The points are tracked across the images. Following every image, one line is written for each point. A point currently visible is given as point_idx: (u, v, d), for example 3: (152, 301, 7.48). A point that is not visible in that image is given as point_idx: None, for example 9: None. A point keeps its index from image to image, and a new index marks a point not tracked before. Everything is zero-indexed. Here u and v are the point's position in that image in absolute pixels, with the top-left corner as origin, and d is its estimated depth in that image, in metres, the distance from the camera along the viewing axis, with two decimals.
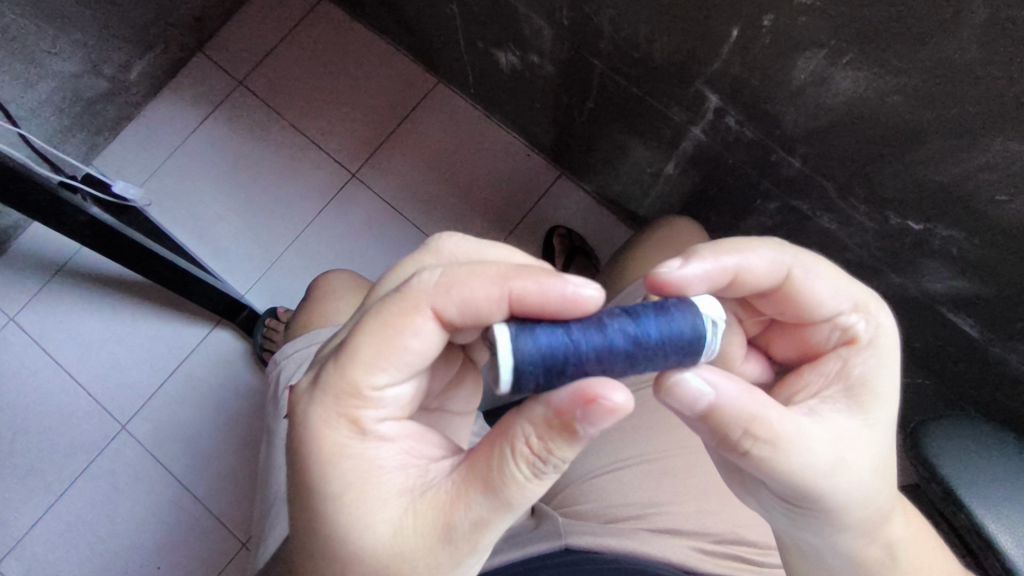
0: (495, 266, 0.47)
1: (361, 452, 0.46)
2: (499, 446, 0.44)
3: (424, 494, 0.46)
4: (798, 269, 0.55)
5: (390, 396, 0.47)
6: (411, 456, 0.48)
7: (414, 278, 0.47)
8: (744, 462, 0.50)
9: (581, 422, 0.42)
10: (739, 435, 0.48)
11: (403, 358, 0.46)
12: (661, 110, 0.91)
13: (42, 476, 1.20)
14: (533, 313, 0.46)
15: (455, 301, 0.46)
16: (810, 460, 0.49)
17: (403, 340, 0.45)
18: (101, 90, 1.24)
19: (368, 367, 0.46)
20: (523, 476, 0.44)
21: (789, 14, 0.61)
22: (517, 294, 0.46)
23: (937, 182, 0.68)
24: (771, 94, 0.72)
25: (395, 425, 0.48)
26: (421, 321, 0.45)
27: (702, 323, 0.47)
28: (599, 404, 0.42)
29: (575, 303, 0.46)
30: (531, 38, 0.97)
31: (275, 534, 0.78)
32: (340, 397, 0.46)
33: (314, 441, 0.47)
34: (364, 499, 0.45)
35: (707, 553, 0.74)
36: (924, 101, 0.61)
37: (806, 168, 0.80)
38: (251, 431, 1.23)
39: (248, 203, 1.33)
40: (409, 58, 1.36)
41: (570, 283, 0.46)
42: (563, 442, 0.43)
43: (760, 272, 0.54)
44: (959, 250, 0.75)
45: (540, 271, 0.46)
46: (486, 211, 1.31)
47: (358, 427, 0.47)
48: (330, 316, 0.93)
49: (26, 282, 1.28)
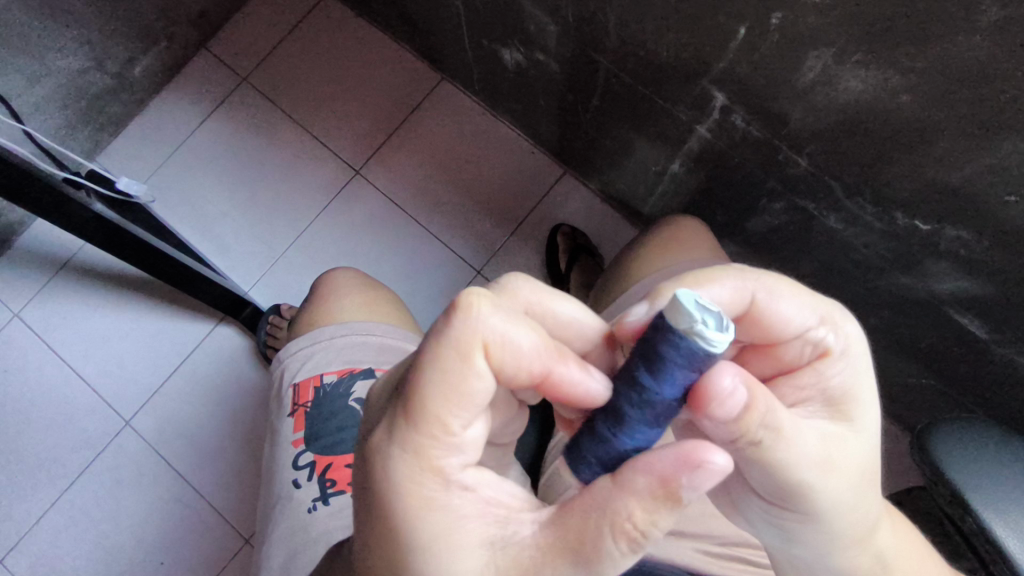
0: (545, 340, 0.46)
1: (446, 503, 0.45)
2: (596, 523, 0.43)
3: (506, 547, 0.46)
4: (761, 293, 0.52)
5: (468, 442, 0.45)
6: (490, 505, 0.47)
7: (473, 315, 0.42)
8: (745, 455, 0.49)
9: (687, 489, 0.41)
10: (756, 430, 0.47)
11: (472, 402, 0.43)
12: (667, 108, 0.90)
13: (46, 470, 1.21)
14: (559, 396, 0.47)
15: (502, 352, 0.44)
16: (807, 454, 0.49)
17: (468, 385, 0.43)
18: (105, 86, 1.25)
19: (439, 417, 0.43)
20: (620, 552, 0.43)
21: (797, 12, 0.60)
22: (554, 379, 0.46)
23: (946, 182, 0.68)
24: (777, 93, 0.72)
25: (475, 474, 0.47)
26: (479, 364, 0.43)
27: (687, 341, 0.41)
28: (703, 467, 0.41)
29: (584, 397, 0.47)
30: (536, 37, 0.97)
31: (282, 531, 0.78)
32: (421, 450, 0.44)
33: (398, 494, 0.45)
34: (447, 545, 0.45)
35: (712, 554, 0.75)
36: (936, 101, 0.60)
37: (812, 168, 0.80)
38: (255, 430, 1.23)
39: (250, 200, 1.33)
40: (413, 54, 1.35)
41: (592, 381, 0.47)
42: (666, 510, 0.42)
43: (722, 303, 0.51)
44: (967, 250, 0.74)
45: (575, 360, 0.47)
46: (490, 209, 1.31)
47: (442, 476, 0.45)
48: (332, 313, 0.92)
49: (31, 277, 1.28)
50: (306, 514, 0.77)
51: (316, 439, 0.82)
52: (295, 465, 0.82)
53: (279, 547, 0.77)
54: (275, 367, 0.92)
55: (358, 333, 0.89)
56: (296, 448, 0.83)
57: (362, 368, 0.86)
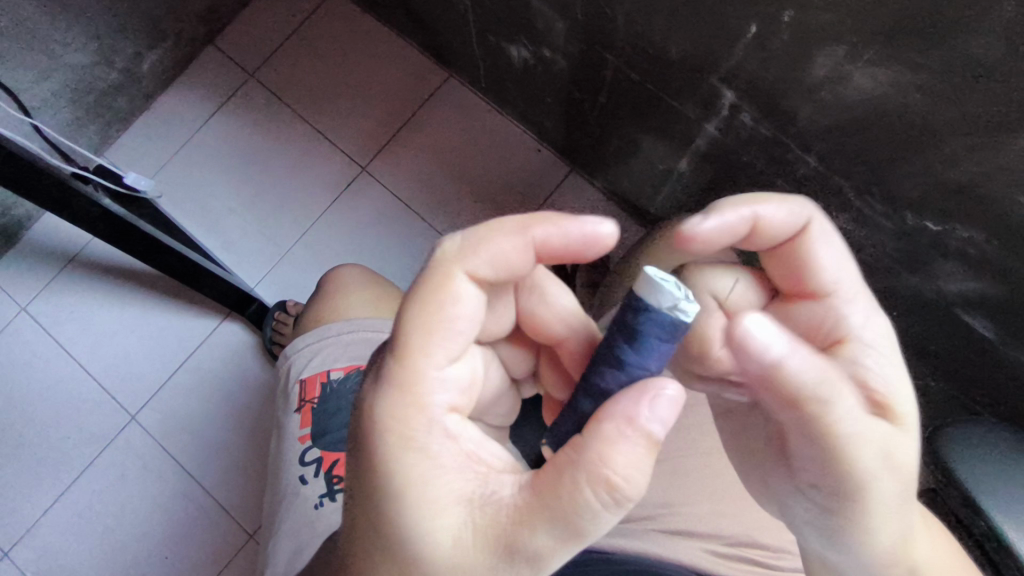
0: (514, 216, 0.48)
1: (427, 446, 0.45)
2: (572, 476, 0.43)
3: (484, 505, 0.45)
4: (816, 229, 0.54)
5: (449, 378, 0.47)
6: (471, 459, 0.47)
7: (438, 250, 0.47)
8: (792, 415, 0.48)
9: (650, 421, 0.43)
10: (809, 383, 0.46)
11: (453, 329, 0.46)
12: (675, 106, 0.90)
13: (52, 465, 1.21)
14: (557, 253, 0.48)
15: (487, 262, 0.47)
16: (858, 420, 0.48)
17: (447, 314, 0.45)
18: (113, 81, 1.25)
19: (422, 347, 0.45)
20: (600, 503, 0.43)
21: (809, 10, 0.60)
22: (540, 241, 0.47)
23: (954, 181, 0.67)
24: (786, 91, 0.71)
25: (458, 422, 0.47)
26: (461, 286, 0.46)
27: (663, 313, 0.43)
28: (660, 397, 0.43)
29: (592, 241, 0.48)
30: (544, 34, 0.96)
31: (289, 526, 0.78)
32: (405, 386, 0.45)
33: (380, 433, 0.45)
34: (427, 503, 0.44)
35: (720, 554, 0.75)
36: (945, 100, 0.60)
37: (821, 167, 0.79)
38: (261, 425, 1.23)
39: (257, 196, 1.33)
40: (420, 52, 1.35)
41: (586, 224, 0.48)
42: (639, 453, 0.43)
43: (777, 223, 0.53)
44: (978, 251, 0.73)
45: (556, 214, 0.48)
46: (497, 207, 1.30)
47: (426, 417, 0.45)
48: (339, 309, 0.92)
49: (38, 272, 1.28)
50: (313, 510, 0.77)
51: (323, 435, 0.83)
52: (302, 461, 0.82)
53: (284, 543, 0.77)
54: (282, 363, 0.92)
55: (365, 329, 0.89)
56: (302, 444, 0.83)
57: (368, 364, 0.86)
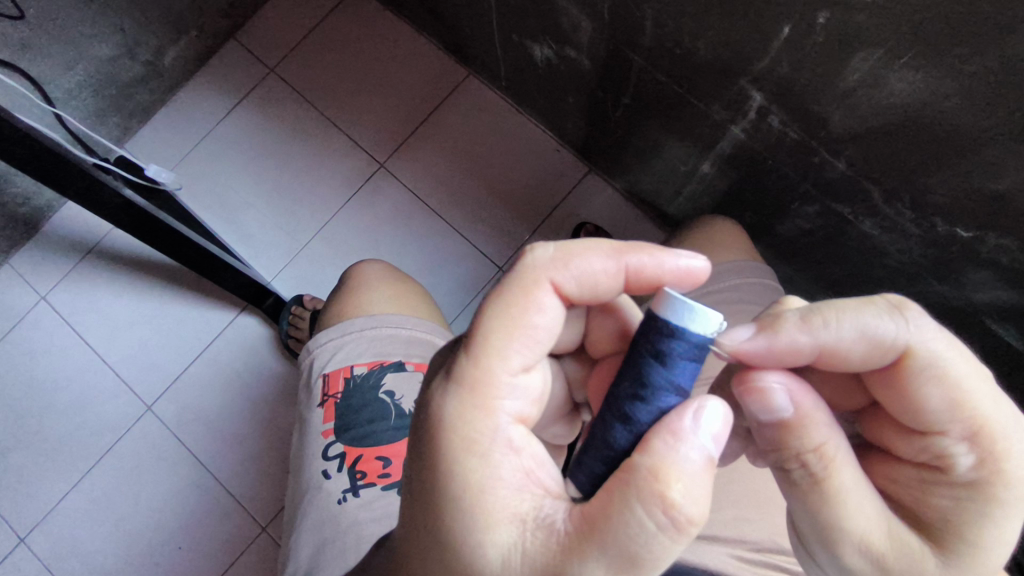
0: (608, 241, 0.50)
1: (489, 456, 0.45)
2: (622, 493, 0.42)
3: (537, 528, 0.44)
4: (918, 361, 0.48)
5: (519, 385, 0.47)
6: (530, 479, 0.46)
7: (529, 255, 0.49)
8: (787, 486, 0.53)
9: (697, 433, 0.44)
10: (810, 458, 0.50)
11: (534, 337, 0.47)
12: (701, 108, 0.89)
13: (68, 453, 1.22)
14: (645, 278, 0.51)
15: (575, 276, 0.49)
16: (856, 489, 0.50)
17: (530, 321, 0.47)
18: (135, 73, 1.26)
19: (502, 350, 0.46)
20: (653, 523, 0.41)
21: (845, 12, 0.59)
22: (632, 267, 0.51)
23: (991, 189, 0.66)
24: (818, 94, 0.70)
25: (522, 436, 0.47)
26: (546, 295, 0.48)
27: (686, 327, 0.46)
28: (705, 412, 0.44)
29: (685, 274, 0.52)
30: (570, 34, 0.96)
31: (311, 520, 0.79)
32: (477, 387, 0.46)
33: (446, 432, 0.45)
34: (482, 513, 0.44)
35: (745, 559, 0.75)
36: (984, 106, 0.59)
37: (851, 171, 0.78)
38: (276, 420, 1.23)
39: (276, 191, 1.33)
40: (440, 49, 1.35)
41: (680, 258, 0.51)
42: (693, 467, 0.43)
43: (857, 353, 0.49)
44: (1009, 258, 0.72)
45: (651, 246, 0.51)
46: (514, 205, 1.30)
47: (493, 423, 0.46)
48: (362, 305, 0.91)
49: (58, 261, 1.29)
50: (336, 505, 0.78)
51: (346, 431, 0.83)
52: (325, 456, 0.82)
53: (307, 536, 0.78)
54: (304, 357, 0.91)
55: (389, 326, 0.89)
56: (326, 438, 0.83)
57: (392, 361, 0.86)
